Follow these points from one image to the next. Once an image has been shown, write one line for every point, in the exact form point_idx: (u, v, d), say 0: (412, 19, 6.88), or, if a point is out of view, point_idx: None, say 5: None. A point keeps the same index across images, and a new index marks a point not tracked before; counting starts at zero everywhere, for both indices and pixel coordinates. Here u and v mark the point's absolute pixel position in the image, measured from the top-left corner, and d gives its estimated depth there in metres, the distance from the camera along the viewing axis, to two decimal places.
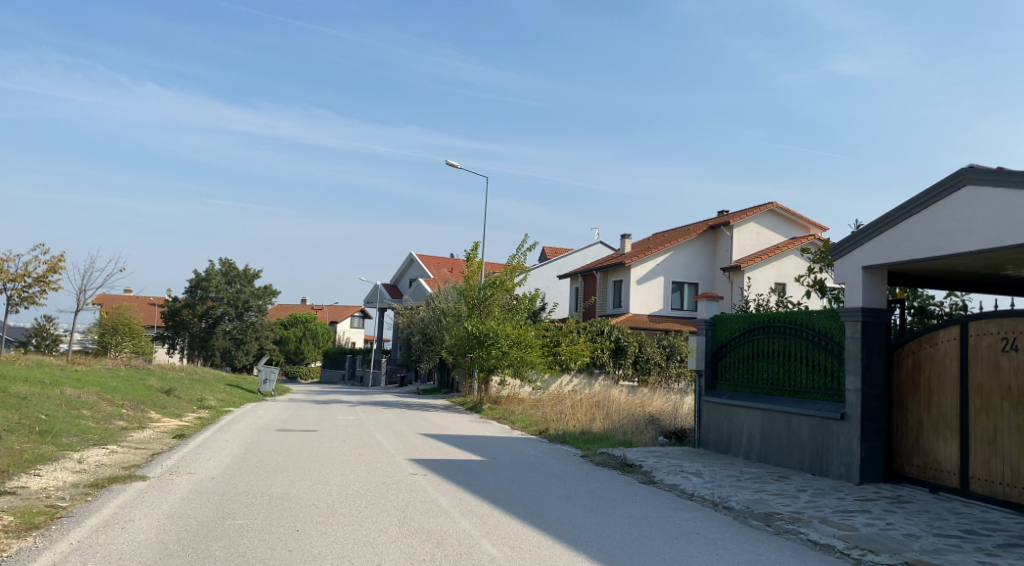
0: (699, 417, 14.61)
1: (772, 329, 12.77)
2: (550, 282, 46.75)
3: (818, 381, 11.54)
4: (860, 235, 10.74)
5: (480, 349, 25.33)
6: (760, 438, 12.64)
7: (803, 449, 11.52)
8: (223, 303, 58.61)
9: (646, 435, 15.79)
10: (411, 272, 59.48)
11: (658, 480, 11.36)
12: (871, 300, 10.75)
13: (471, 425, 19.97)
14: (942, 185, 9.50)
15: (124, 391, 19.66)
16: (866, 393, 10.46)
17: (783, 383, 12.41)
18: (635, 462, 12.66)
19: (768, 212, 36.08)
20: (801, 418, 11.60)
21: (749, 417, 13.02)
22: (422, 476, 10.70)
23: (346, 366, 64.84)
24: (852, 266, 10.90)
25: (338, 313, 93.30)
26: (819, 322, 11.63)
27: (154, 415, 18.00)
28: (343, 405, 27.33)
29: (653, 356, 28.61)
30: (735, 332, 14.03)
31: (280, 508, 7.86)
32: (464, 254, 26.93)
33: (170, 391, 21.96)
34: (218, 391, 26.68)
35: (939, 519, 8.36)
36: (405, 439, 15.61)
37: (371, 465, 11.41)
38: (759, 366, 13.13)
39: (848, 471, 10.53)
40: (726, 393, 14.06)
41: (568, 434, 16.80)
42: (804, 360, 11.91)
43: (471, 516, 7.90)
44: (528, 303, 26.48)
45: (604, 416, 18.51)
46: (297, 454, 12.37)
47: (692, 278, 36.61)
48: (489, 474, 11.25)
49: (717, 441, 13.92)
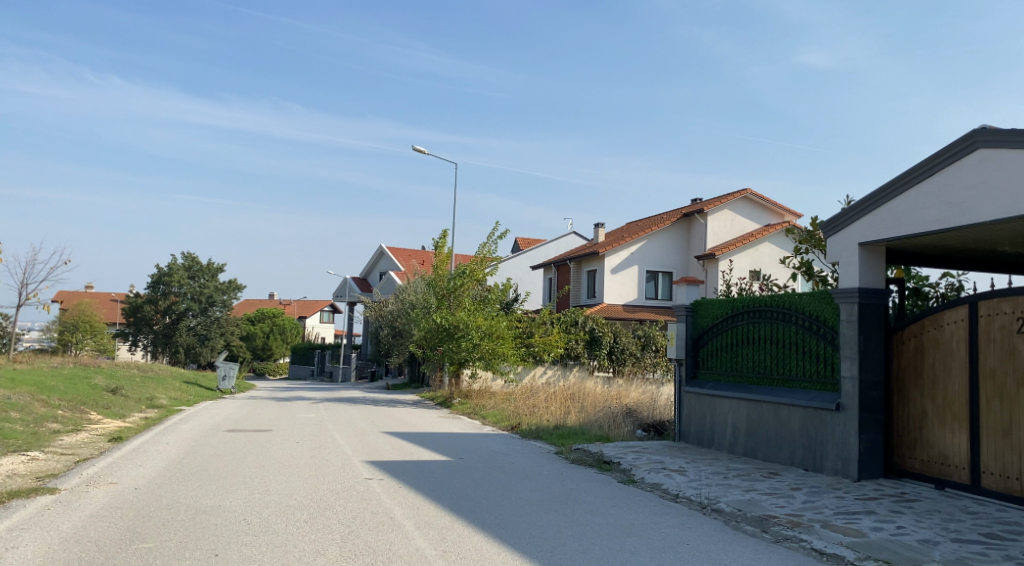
0: (679, 409, 13.69)
1: (758, 313, 11.87)
2: (523, 273, 45.74)
3: (810, 369, 10.64)
4: (856, 209, 9.85)
5: (450, 341, 24.23)
6: (746, 431, 11.74)
7: (794, 442, 10.63)
8: (186, 298, 56.92)
9: (623, 428, 14.83)
10: (381, 264, 58.15)
11: (638, 480, 10.39)
12: (869, 279, 9.84)
13: (439, 421, 18.92)
14: (950, 150, 8.61)
15: (64, 391, 18.28)
16: (863, 380, 9.58)
17: (771, 371, 11.52)
18: (613, 458, 11.69)
19: (742, 199, 35.36)
20: (792, 409, 10.71)
21: (733, 408, 12.11)
22: (377, 481, 9.60)
23: (315, 362, 63.37)
24: (849, 243, 9.99)
25: (307, 307, 91.44)
26: (810, 305, 10.71)
27: (93, 416, 16.68)
28: (306, 401, 26.10)
29: (628, 346, 27.73)
30: (718, 318, 13.10)
31: (204, 526, 6.72)
32: (432, 243, 25.74)
33: (118, 390, 20.62)
34: (172, 389, 25.25)
35: (953, 521, 7.46)
36: (364, 438, 14.49)
37: (322, 469, 10.29)
38: (744, 353, 12.22)
39: (845, 467, 9.66)
40: (708, 383, 13.13)
41: (541, 429, 15.79)
42: (793, 347, 11.02)
43: (427, 530, 6.86)
44: (500, 293, 25.55)
45: (579, 409, 17.55)
46: (241, 458, 11.19)
47: (666, 266, 35.81)
48: (454, 477, 10.20)
49: (700, 434, 13.01)
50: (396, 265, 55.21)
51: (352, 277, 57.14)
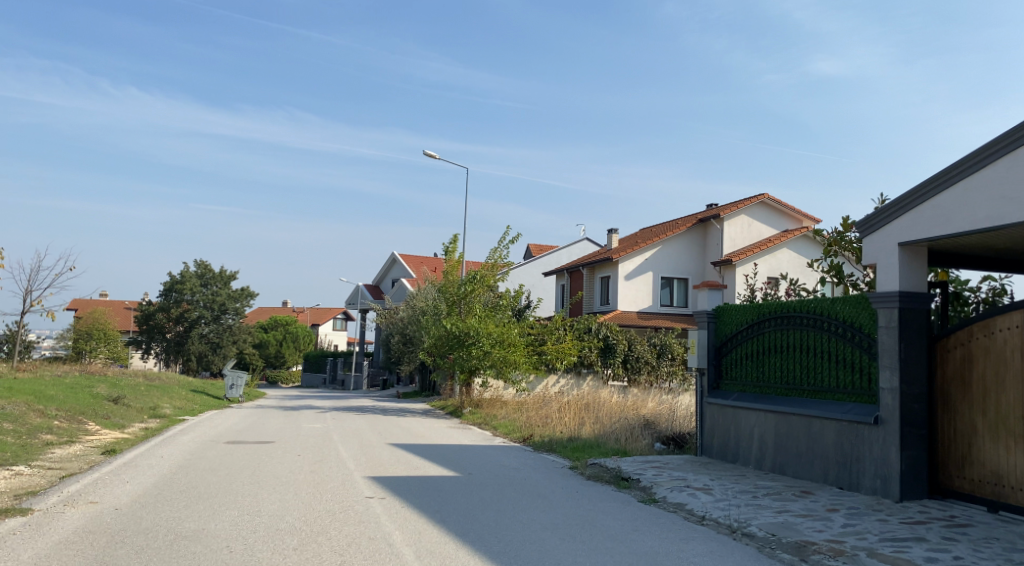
0: (701, 421, 12.98)
1: (787, 320, 11.13)
2: (536, 280, 45.05)
3: (844, 379, 9.90)
4: (896, 206, 9.11)
5: (460, 349, 23.52)
6: (774, 445, 11.00)
7: (827, 458, 9.89)
8: (198, 306, 56.41)
9: (641, 441, 14.09)
10: (393, 271, 57.66)
11: (660, 499, 9.66)
12: (911, 282, 9.07)
13: (449, 432, 18.24)
14: (1006, 138, 7.86)
15: (63, 400, 17.73)
16: (905, 392, 8.83)
17: (800, 382, 10.78)
18: (631, 474, 10.96)
19: (759, 203, 34.48)
20: (824, 423, 9.97)
21: (759, 421, 11.38)
22: (378, 500, 8.92)
23: (327, 370, 62.89)
24: (887, 244, 9.25)
25: (320, 315, 90.96)
26: (843, 310, 9.98)
27: (91, 427, 16.10)
28: (313, 410, 25.44)
29: (643, 354, 26.94)
30: (742, 325, 12.37)
31: (180, 555, 6.06)
32: (442, 248, 25.08)
33: (119, 399, 20.06)
34: (177, 398, 24.67)
35: (1017, 550, 6.69)
36: (369, 451, 13.83)
37: (321, 485, 9.64)
38: (770, 362, 11.49)
39: (885, 486, 8.90)
40: (732, 394, 12.40)
41: (555, 441, 15.08)
42: (825, 355, 10.28)
43: (428, 560, 6.17)
44: (512, 300, 24.86)
45: (594, 420, 16.81)
46: (237, 473, 10.54)
47: (681, 273, 35.01)
48: (461, 495, 9.51)
49: (723, 448, 12.28)
50: (407, 272, 54.65)
51: (364, 285, 56.68)
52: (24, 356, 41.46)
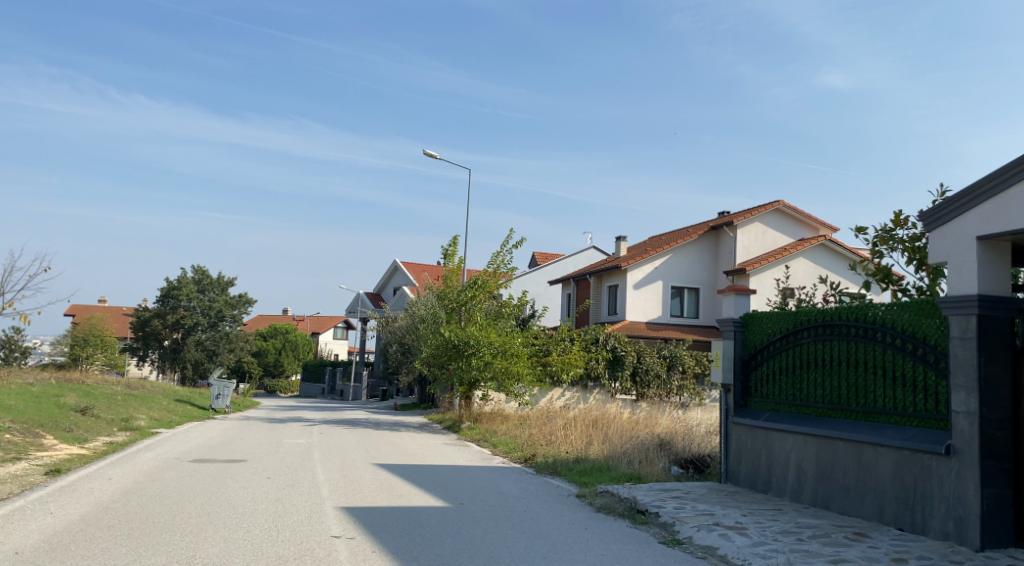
0: (725, 444, 11.46)
1: (830, 329, 9.61)
2: (541, 288, 43.55)
3: (902, 400, 8.38)
4: (976, 191, 7.61)
5: (459, 360, 21.95)
6: (815, 474, 9.47)
7: (883, 492, 8.36)
8: (195, 312, 54.95)
9: (657, 464, 12.49)
10: (394, 279, 56.06)
11: (684, 541, 8.11)
12: (992, 285, 7.53)
13: (443, 450, 16.71)
14: None
15: (23, 411, 16.25)
16: (985, 418, 7.29)
17: (847, 401, 9.24)
18: (649, 506, 9.40)
19: (774, 211, 32.92)
20: (879, 450, 8.46)
21: (796, 446, 9.85)
22: (345, 540, 7.39)
23: (326, 379, 61.41)
24: (962, 238, 7.76)
25: (320, 324, 89.67)
26: (903, 318, 8.46)
27: (47, 441, 14.63)
28: (303, 423, 23.97)
29: (652, 367, 25.38)
30: (775, 335, 10.83)
31: None
32: (441, 251, 23.53)
33: (88, 409, 18.56)
34: (157, 409, 23.15)
35: None
36: (351, 472, 12.33)
37: (280, 521, 8.10)
38: (810, 378, 9.95)
39: (960, 530, 7.37)
40: (763, 413, 10.83)
41: (559, 463, 13.55)
42: (876, 371, 8.78)
43: None
44: (515, 309, 23.35)
45: (603, 438, 15.20)
46: (185, 502, 9.00)
47: (692, 282, 33.45)
48: (446, 533, 7.98)
49: (753, 475, 10.76)
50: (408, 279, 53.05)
51: (364, 293, 55.23)
52: (18, 361, 40.11)
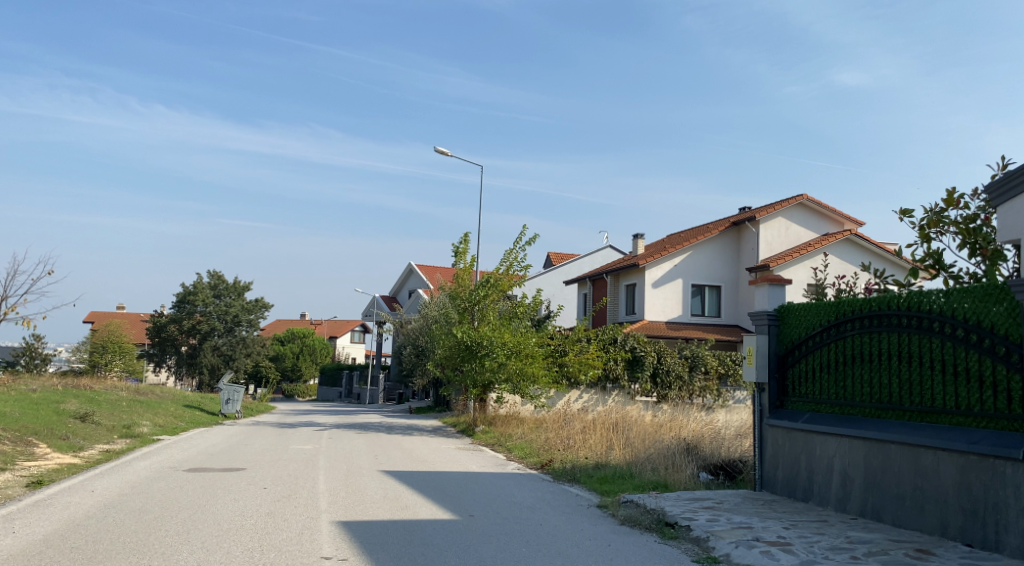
0: (760, 448, 10.50)
1: (878, 319, 8.62)
2: (557, 289, 42.63)
3: (965, 398, 7.41)
4: None
5: (472, 361, 21.07)
6: (864, 482, 8.49)
7: (946, 503, 7.39)
8: (212, 317, 54.62)
9: (684, 471, 11.51)
10: (409, 281, 55.33)
11: (721, 559, 7.15)
12: None
13: (454, 456, 15.85)
14: None
15: (19, 420, 15.60)
16: None
17: (899, 400, 8.26)
18: (679, 519, 8.47)
19: (797, 205, 31.75)
20: (940, 455, 7.48)
21: (842, 449, 8.89)
22: (337, 562, 6.51)
23: (343, 383, 60.75)
24: None
25: (337, 328, 89.14)
26: (965, 306, 7.49)
27: (40, 450, 13.92)
28: (312, 428, 23.21)
29: (674, 368, 24.38)
30: (813, 328, 9.86)
31: None
32: (451, 248, 22.67)
33: (89, 415, 17.86)
34: (164, 416, 22.46)
35: None
36: (354, 481, 11.49)
37: (267, 540, 7.22)
38: (855, 375, 8.99)
39: None
40: (803, 414, 9.85)
41: (578, 469, 12.62)
42: (934, 366, 7.80)
43: None
44: (529, 307, 22.44)
45: (624, 443, 14.28)
46: (166, 518, 8.16)
47: (713, 279, 32.39)
48: (452, 552, 7.08)
49: (791, 482, 9.79)
50: (422, 282, 52.28)
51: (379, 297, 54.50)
52: (38, 368, 39.68)
